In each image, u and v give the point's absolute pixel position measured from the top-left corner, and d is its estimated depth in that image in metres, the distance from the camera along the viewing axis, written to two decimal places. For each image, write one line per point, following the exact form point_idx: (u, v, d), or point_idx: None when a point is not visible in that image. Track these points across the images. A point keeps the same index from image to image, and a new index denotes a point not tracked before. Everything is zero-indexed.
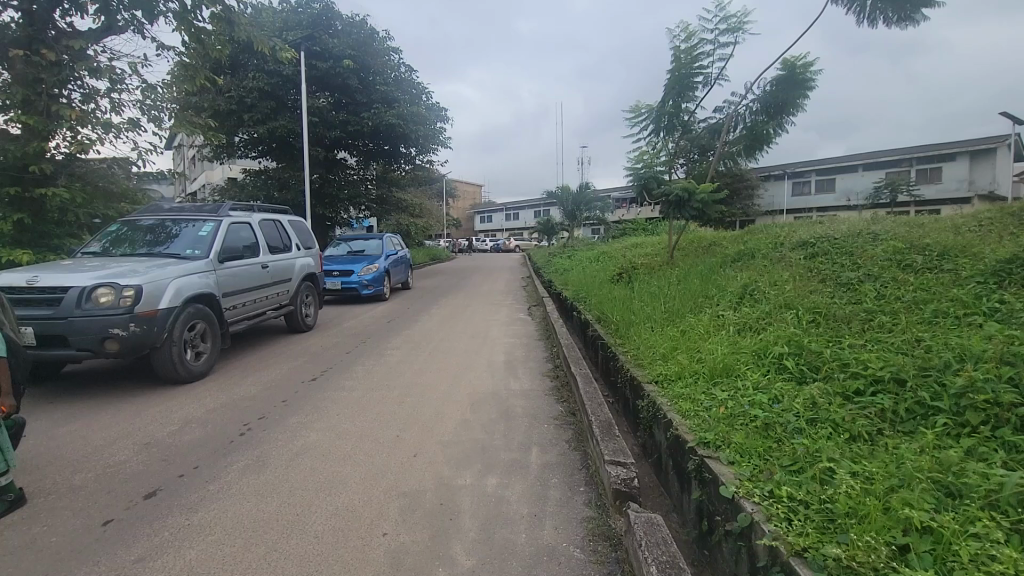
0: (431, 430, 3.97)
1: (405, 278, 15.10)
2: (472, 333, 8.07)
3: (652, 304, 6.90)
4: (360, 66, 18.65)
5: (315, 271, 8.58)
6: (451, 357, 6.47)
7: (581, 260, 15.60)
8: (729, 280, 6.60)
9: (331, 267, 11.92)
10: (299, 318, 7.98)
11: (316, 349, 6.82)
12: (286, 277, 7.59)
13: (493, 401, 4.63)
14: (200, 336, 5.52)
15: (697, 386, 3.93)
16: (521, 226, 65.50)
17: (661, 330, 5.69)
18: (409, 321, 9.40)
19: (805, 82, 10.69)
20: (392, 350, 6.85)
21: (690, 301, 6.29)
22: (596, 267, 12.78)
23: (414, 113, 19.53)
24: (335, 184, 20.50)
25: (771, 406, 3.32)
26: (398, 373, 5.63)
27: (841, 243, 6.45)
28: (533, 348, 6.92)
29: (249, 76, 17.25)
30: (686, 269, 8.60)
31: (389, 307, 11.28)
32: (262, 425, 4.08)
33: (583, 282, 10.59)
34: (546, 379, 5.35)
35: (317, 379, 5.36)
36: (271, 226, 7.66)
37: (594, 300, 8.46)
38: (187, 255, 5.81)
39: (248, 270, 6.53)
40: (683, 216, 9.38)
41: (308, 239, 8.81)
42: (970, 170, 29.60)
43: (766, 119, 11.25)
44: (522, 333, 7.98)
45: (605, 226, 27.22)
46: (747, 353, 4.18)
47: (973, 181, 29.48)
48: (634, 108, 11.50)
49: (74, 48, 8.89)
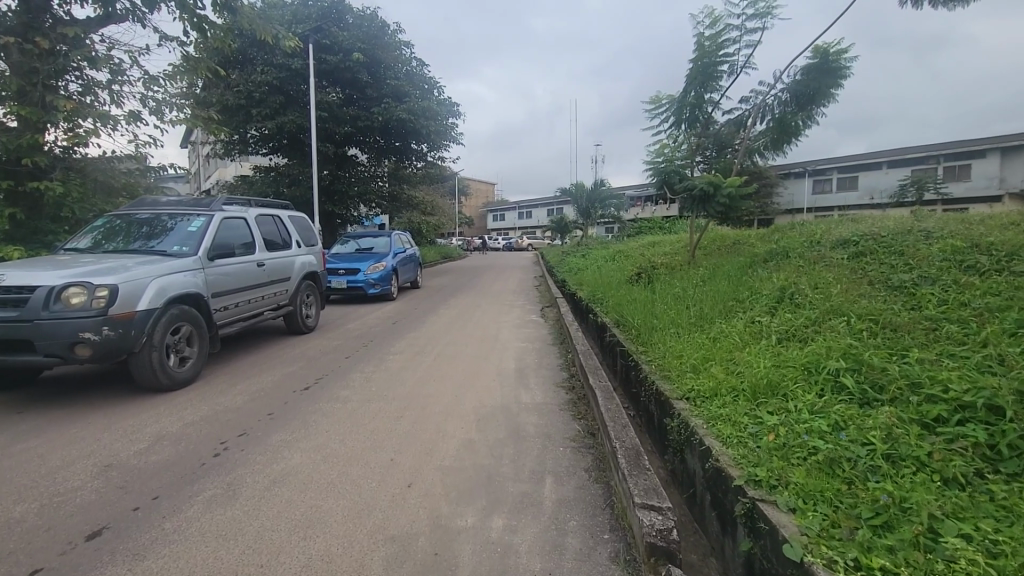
0: (430, 453, 3.47)
1: (414, 277, 14.65)
2: (481, 337, 7.56)
3: (676, 307, 6.34)
4: (371, 60, 18.26)
5: (317, 270, 8.14)
6: (457, 364, 5.97)
7: (596, 259, 15.03)
8: (762, 282, 6.02)
9: (336, 265, 11.49)
10: (299, 320, 7.55)
11: (313, 354, 6.37)
12: (284, 276, 7.16)
13: (501, 418, 4.11)
14: (185, 340, 5.08)
15: (739, 406, 3.39)
16: (534, 224, 64.91)
17: (688, 337, 5.14)
18: (415, 323, 8.91)
19: (838, 70, 10.05)
20: (395, 355, 6.36)
21: (720, 306, 5.72)
22: (612, 267, 12.22)
23: (426, 108, 19.12)
24: (345, 180, 20.12)
25: (834, 436, 2.77)
26: (400, 382, 5.15)
27: (888, 242, 5.83)
28: (546, 354, 6.39)
29: (257, 70, 16.95)
30: (711, 270, 8.01)
31: (396, 308, 10.83)
32: (241, 443, 3.62)
33: (599, 283, 10.02)
34: (561, 391, 4.82)
35: (310, 389, 4.89)
36: (270, 221, 7.22)
37: (611, 302, 7.90)
38: (174, 252, 5.38)
39: (242, 268, 6.10)
40: (707, 212, 8.77)
41: (310, 236, 8.39)
42: (1001, 167, 28.41)
43: (794, 111, 10.60)
44: (534, 337, 7.46)
45: (620, 225, 26.55)
46: (794, 367, 3.62)
47: (1004, 178, 28.27)
48: (654, 99, 10.91)
49: (71, 37, 8.56)
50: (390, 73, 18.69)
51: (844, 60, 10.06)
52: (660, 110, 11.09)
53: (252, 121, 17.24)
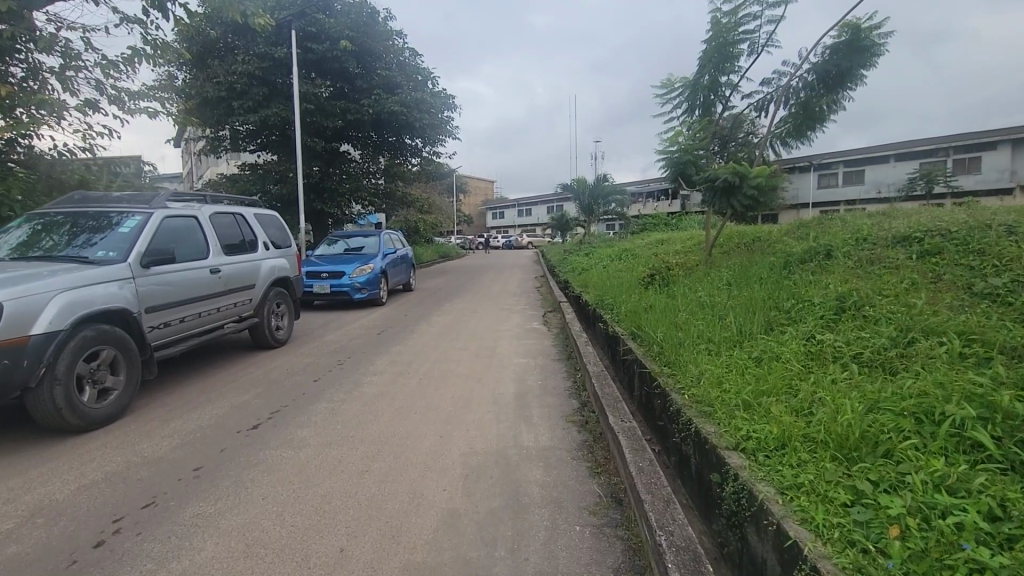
0: (397, 537, 2.51)
1: (407, 279, 13.67)
2: (476, 350, 6.60)
3: (704, 318, 5.40)
4: (360, 49, 17.26)
5: (290, 275, 7.17)
6: (445, 388, 5.00)
7: (601, 258, 14.08)
8: (807, 287, 5.07)
9: (319, 268, 10.51)
10: (266, 333, 6.59)
11: (278, 375, 5.42)
12: (248, 283, 6.19)
13: (495, 473, 3.15)
14: (107, 367, 4.13)
15: (825, 469, 2.43)
16: (534, 222, 63.91)
17: (726, 360, 4.18)
18: (402, 333, 7.95)
19: (871, 48, 9.08)
20: (374, 376, 5.40)
21: (759, 317, 4.78)
22: (621, 266, 11.28)
23: (419, 100, 18.13)
24: (335, 176, 19.14)
25: (999, 536, 1.81)
26: (374, 415, 4.21)
27: (961, 239, 4.84)
28: (552, 374, 5.43)
29: (238, 60, 15.92)
30: (737, 273, 7.04)
31: (384, 314, 9.88)
32: (143, 523, 2.67)
33: (607, 286, 9.04)
34: (572, 428, 3.86)
35: (260, 428, 3.94)
36: (229, 220, 6.24)
37: (624, 308, 6.93)
38: (99, 259, 4.42)
39: (190, 276, 5.15)
40: (731, 206, 7.78)
41: (282, 237, 7.43)
42: (1013, 159, 27.51)
43: (821, 94, 9.62)
44: (538, 350, 6.50)
45: (623, 222, 25.54)
46: (892, 412, 2.65)
47: (1016, 171, 27.38)
48: (666, 82, 9.95)
49: (9, 12, 7.60)
50: (381, 63, 17.72)
51: (876, 37, 9.10)
52: (673, 94, 10.11)
53: (234, 114, 16.28)
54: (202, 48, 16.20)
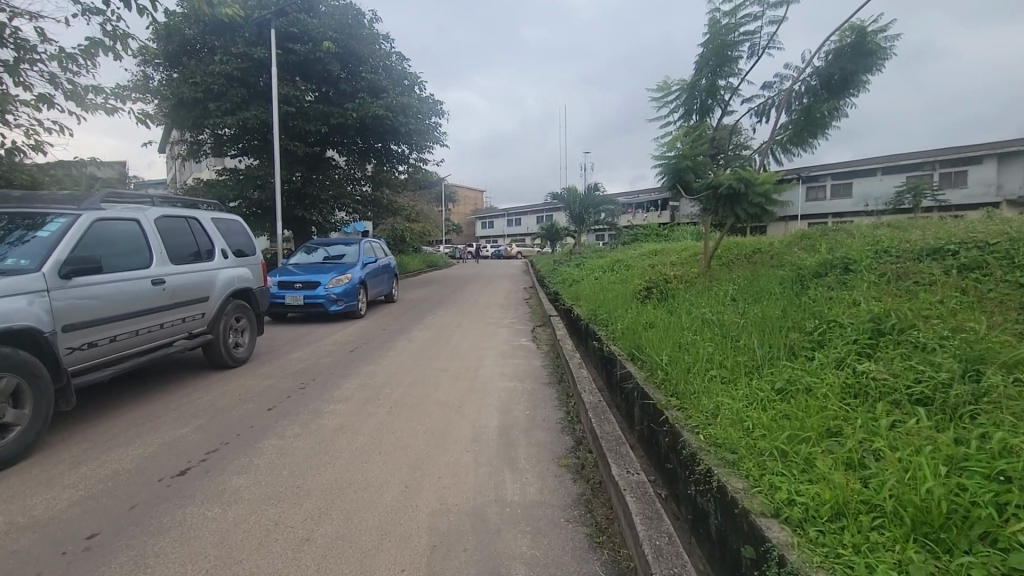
0: None
1: (389, 289, 13.00)
2: (457, 371, 5.95)
3: (711, 338, 4.84)
4: (344, 51, 16.65)
5: (252, 286, 6.48)
6: (419, 419, 4.35)
7: (593, 269, 13.54)
8: (829, 304, 4.54)
9: (292, 278, 9.74)
10: (222, 351, 5.88)
11: (227, 403, 4.73)
12: (200, 296, 5.49)
13: (471, 544, 2.50)
14: (8, 399, 3.41)
15: (910, 561, 1.84)
16: (523, 232, 63.44)
17: (747, 391, 3.62)
18: (378, 349, 7.26)
19: (878, 51, 8.63)
20: (338, 404, 4.72)
21: (778, 338, 4.23)
22: (614, 278, 10.72)
23: (406, 105, 17.56)
24: (318, 181, 18.42)
25: None
26: (330, 458, 3.53)
27: (1004, 252, 4.31)
28: (542, 401, 4.82)
29: (215, 60, 15.22)
30: (742, 288, 6.50)
31: (362, 328, 9.20)
32: None
33: (600, 299, 8.44)
34: (566, 476, 3.24)
35: (189, 475, 3.25)
36: (179, 225, 5.55)
37: (621, 326, 6.34)
38: (5, 268, 3.72)
39: (124, 288, 4.46)
40: (734, 214, 7.24)
41: (245, 245, 6.73)
42: (999, 173, 27.55)
43: (826, 99, 9.15)
44: (526, 371, 5.89)
45: (613, 232, 25.08)
46: (985, 477, 2.07)
47: (1001, 185, 27.41)
48: (662, 84, 9.46)
49: None
50: (366, 66, 17.16)
51: (881, 41, 8.68)
52: (670, 98, 9.61)
53: (210, 116, 15.54)
54: (178, 47, 15.47)
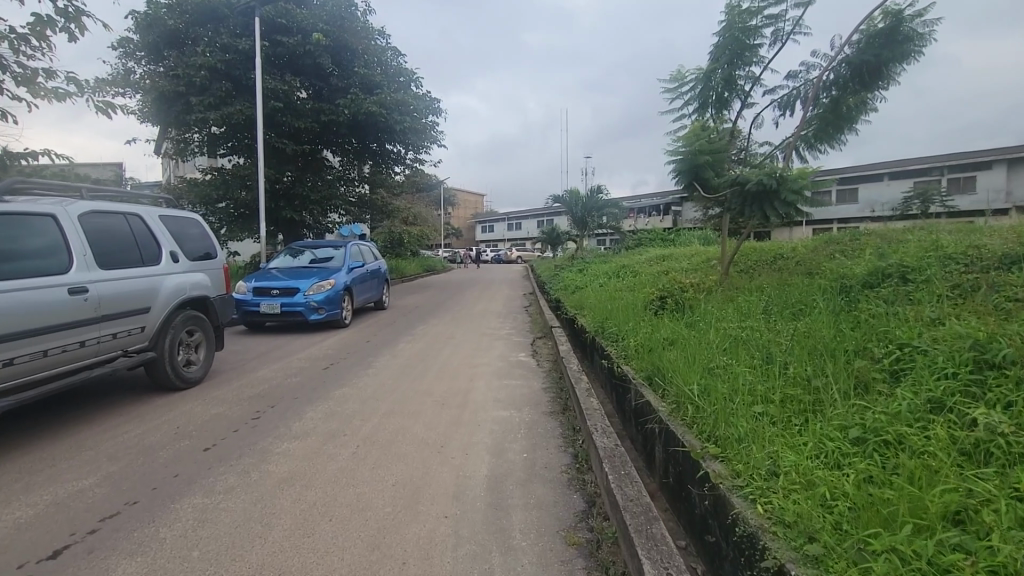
0: None
1: (378, 296, 12.12)
2: (444, 395, 5.09)
3: (747, 362, 4.02)
4: (335, 43, 15.85)
5: (209, 294, 5.65)
6: (391, 464, 3.49)
7: (598, 275, 12.68)
8: (894, 325, 3.74)
9: (269, 284, 8.88)
10: (167, 370, 5.04)
11: (159, 440, 3.87)
12: (139, 307, 4.67)
13: None
14: None
15: None
16: (524, 236, 62.59)
17: (811, 441, 2.78)
18: (357, 366, 6.40)
19: (916, 38, 7.79)
20: (293, 442, 3.86)
21: (838, 368, 3.41)
22: (623, 285, 9.89)
23: (401, 101, 16.73)
24: (310, 182, 17.60)
25: None
26: (262, 529, 2.66)
27: None
28: (544, 437, 3.95)
29: (198, 51, 14.45)
30: (775, 300, 5.66)
31: (344, 340, 8.34)
32: None
33: (608, 309, 7.60)
34: (576, 563, 2.37)
35: (62, 561, 2.40)
36: (114, 224, 4.73)
37: (636, 344, 5.50)
38: None
39: (27, 299, 3.65)
40: (762, 214, 6.42)
41: (203, 246, 5.91)
42: (1008, 178, 26.71)
43: (857, 90, 8.30)
44: (526, 396, 5.03)
45: (616, 237, 24.21)
46: None
47: (1010, 191, 26.53)
48: (677, 74, 8.68)
49: None
50: (359, 61, 16.35)
51: (916, 27, 7.78)
52: (685, 88, 8.82)
53: (193, 111, 14.74)
54: (160, 38, 14.70)
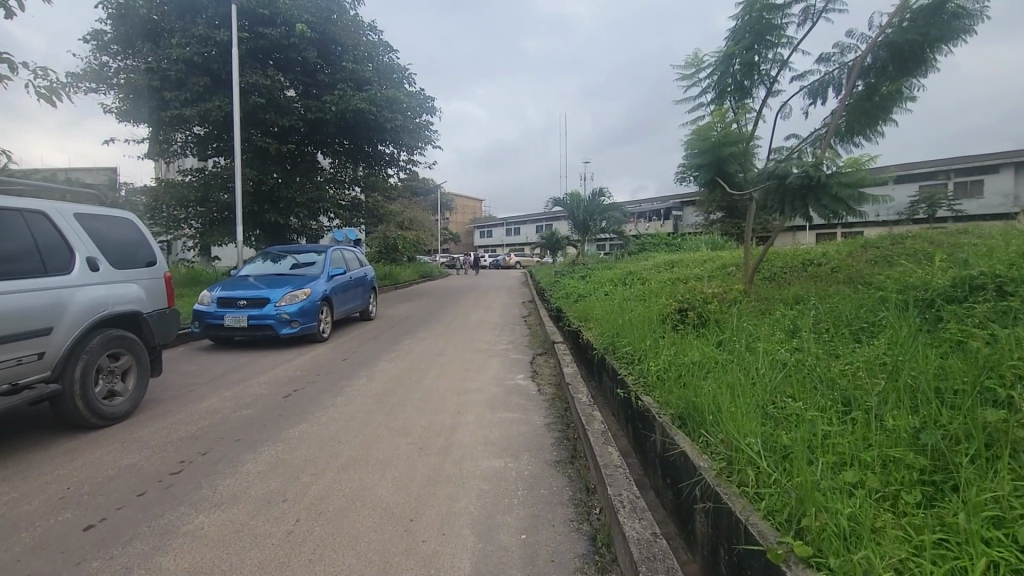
0: None
1: (364, 305, 11.14)
2: (423, 436, 4.10)
3: (814, 402, 3.08)
4: (321, 36, 14.97)
5: (141, 309, 4.70)
6: (337, 553, 2.51)
7: (604, 282, 11.74)
8: (1017, 353, 2.81)
9: (235, 294, 7.89)
10: (79, 406, 4.07)
11: (32, 511, 2.89)
12: (37, 328, 3.75)
13: None
14: None
15: None
16: (522, 241, 61.68)
17: (963, 549, 1.84)
18: (325, 393, 5.41)
19: (968, 12, 6.75)
20: (212, 514, 2.87)
21: (958, 418, 2.47)
22: (633, 294, 8.95)
23: (392, 98, 15.80)
24: (296, 182, 16.52)
25: None
26: None
27: None
28: (548, 505, 2.97)
29: (173, 43, 13.55)
30: (826, 314, 4.69)
31: (318, 357, 7.35)
32: None
33: (620, 322, 6.64)
34: None
35: None
36: (8, 224, 3.83)
37: (660, 370, 4.52)
38: None
39: None
40: (803, 213, 5.46)
41: (136, 251, 4.94)
42: (1017, 183, 25.75)
43: (898, 74, 7.30)
44: (525, 437, 4.05)
45: (618, 242, 23.22)
46: None
47: (1019, 196, 25.60)
48: (694, 58, 7.79)
49: None
50: (348, 55, 15.44)
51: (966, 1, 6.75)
52: (702, 75, 7.89)
53: (169, 107, 13.84)
54: (135, 29, 13.83)
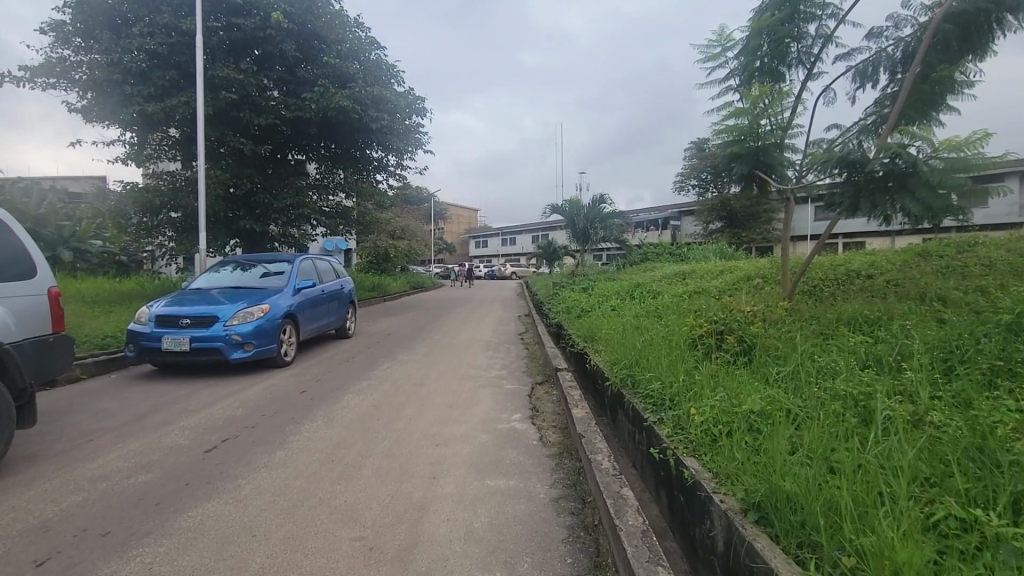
0: None
1: (340, 322, 9.87)
2: (377, 524, 2.84)
3: (1003, 505, 1.92)
4: (300, 28, 13.88)
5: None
6: None
7: (612, 295, 10.55)
8: None
9: (177, 310, 6.64)
10: None
11: None
12: None
13: None
14: None
15: None
16: (519, 251, 60.50)
17: None
18: (264, 444, 4.16)
19: None
20: None
21: None
22: (647, 310, 7.77)
23: (376, 96, 14.64)
24: (275, 188, 15.24)
25: None
26: None
27: None
28: None
29: (135, 33, 12.41)
30: (925, 344, 3.56)
31: (272, 388, 6.08)
32: None
33: (638, 345, 5.42)
34: None
35: None
36: None
37: (708, 420, 3.31)
38: None
39: None
40: (880, 210, 4.33)
41: (3, 262, 3.66)
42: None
43: (960, 48, 6.18)
44: (524, 529, 2.79)
45: (618, 251, 22.11)
46: None
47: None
48: (720, 34, 6.68)
49: None
50: (329, 50, 14.34)
51: None
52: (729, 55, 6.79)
53: (132, 102, 12.67)
54: (95, 19, 12.69)
